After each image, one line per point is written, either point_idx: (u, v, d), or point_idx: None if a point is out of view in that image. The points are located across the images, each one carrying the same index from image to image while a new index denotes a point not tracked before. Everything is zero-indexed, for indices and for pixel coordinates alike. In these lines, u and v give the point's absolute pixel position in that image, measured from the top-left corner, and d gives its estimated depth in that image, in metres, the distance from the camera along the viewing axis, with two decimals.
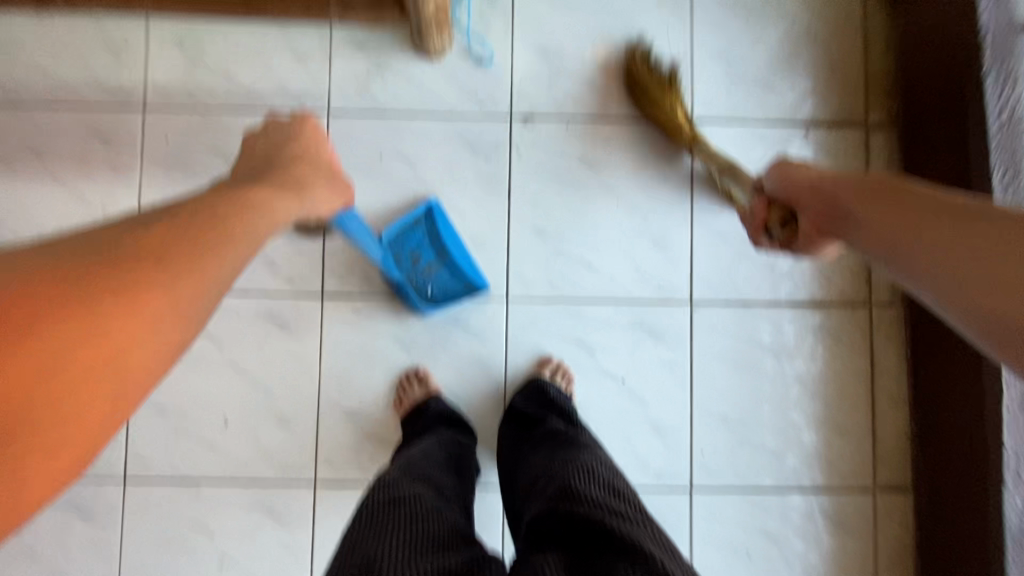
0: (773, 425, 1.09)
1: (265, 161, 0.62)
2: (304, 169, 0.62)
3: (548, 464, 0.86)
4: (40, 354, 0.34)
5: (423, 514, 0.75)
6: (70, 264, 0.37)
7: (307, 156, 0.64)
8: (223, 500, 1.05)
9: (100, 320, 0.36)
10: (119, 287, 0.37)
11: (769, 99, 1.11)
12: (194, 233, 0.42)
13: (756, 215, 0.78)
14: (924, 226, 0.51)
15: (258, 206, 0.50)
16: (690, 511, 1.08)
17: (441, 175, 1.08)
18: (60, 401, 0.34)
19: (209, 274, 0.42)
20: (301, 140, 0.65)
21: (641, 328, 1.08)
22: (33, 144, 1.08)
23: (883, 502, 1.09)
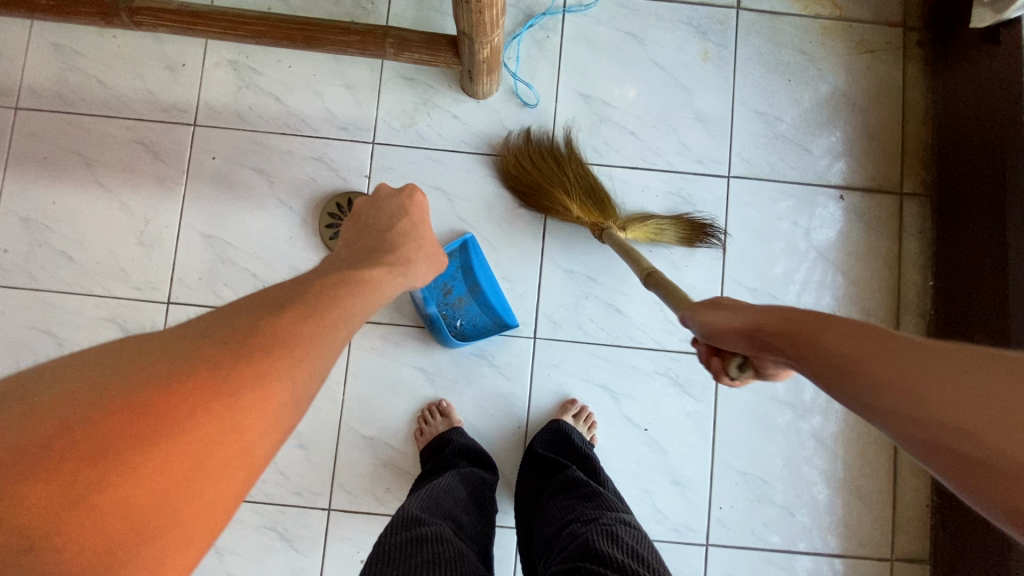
0: (792, 485, 1.08)
1: (376, 233, 0.59)
2: (409, 248, 0.58)
3: (571, 519, 0.87)
4: (154, 474, 0.34)
5: (446, 557, 0.74)
6: (158, 376, 0.37)
7: (415, 231, 0.61)
8: (235, 519, 1.05)
9: (194, 433, 0.36)
10: (213, 396, 0.37)
11: (806, 160, 1.13)
12: (305, 333, 0.42)
13: (702, 359, 0.57)
14: (896, 381, 0.42)
15: (365, 295, 0.48)
16: (704, 567, 1.06)
17: (479, 211, 1.09)
18: (164, 519, 0.34)
19: (308, 380, 0.41)
20: (409, 214, 0.63)
21: (666, 377, 1.08)
22: (82, 151, 1.10)
23: (900, 572, 1.07)
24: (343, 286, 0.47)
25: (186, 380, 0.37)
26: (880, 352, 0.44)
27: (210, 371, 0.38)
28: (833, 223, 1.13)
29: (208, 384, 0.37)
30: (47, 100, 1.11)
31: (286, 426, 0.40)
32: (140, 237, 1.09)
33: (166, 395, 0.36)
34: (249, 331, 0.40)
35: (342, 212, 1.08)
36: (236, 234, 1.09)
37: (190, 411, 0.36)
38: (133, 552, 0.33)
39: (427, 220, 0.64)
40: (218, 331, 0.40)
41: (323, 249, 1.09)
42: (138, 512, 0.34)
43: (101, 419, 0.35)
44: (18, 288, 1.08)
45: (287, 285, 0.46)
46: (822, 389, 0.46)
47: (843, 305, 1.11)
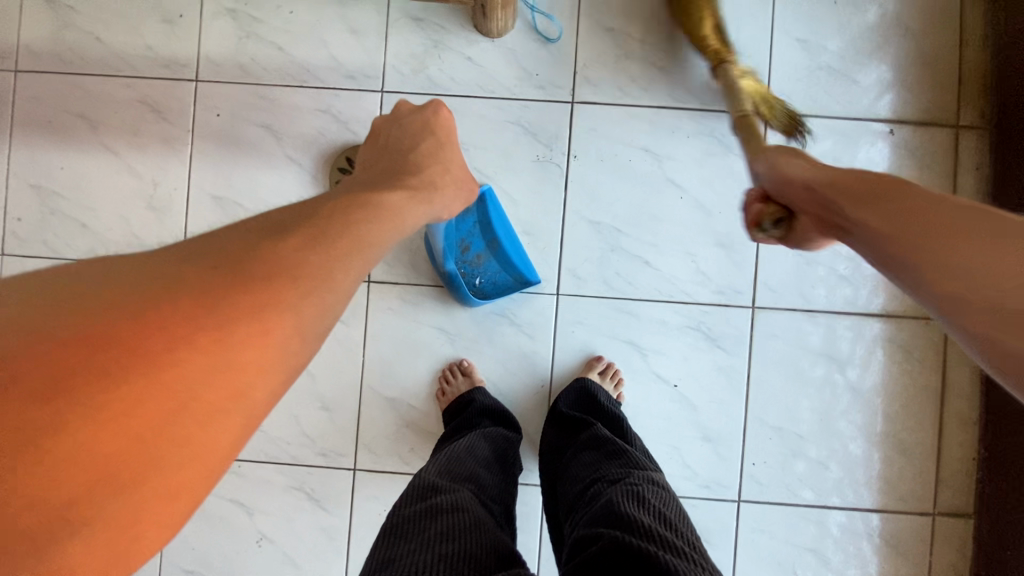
0: (829, 440, 1.04)
1: (395, 154, 0.57)
2: (433, 171, 0.56)
3: (594, 480, 0.84)
4: (134, 412, 0.31)
5: (462, 527, 0.72)
6: (138, 303, 0.33)
7: (439, 154, 0.59)
8: (263, 481, 1.05)
9: (172, 369, 0.32)
10: (197, 327, 0.33)
11: (851, 93, 1.04)
12: (305, 263, 0.38)
13: (747, 205, 0.66)
14: (946, 242, 0.47)
15: (376, 225, 0.44)
16: (736, 523, 1.04)
17: (496, 161, 1.04)
18: (152, 460, 0.32)
19: (310, 320, 0.37)
20: (435, 133, 0.60)
21: (697, 331, 1.03)
22: (85, 112, 1.06)
23: (943, 527, 1.04)
24: (351, 216, 0.43)
25: (170, 311, 0.33)
26: (906, 214, 0.50)
27: (196, 301, 0.34)
28: (879, 162, 1.04)
29: (195, 316, 0.34)
30: (45, 60, 1.07)
31: (288, 365, 0.36)
32: (150, 200, 1.06)
33: (147, 327, 0.33)
34: (241, 260, 0.36)
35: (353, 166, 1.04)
36: (247, 194, 1.05)
37: (177, 345, 0.33)
38: (117, 494, 0.31)
39: (455, 142, 0.61)
40: (206, 257, 0.37)
41: None
42: (121, 452, 0.31)
43: (73, 351, 0.31)
44: (34, 257, 1.07)
45: (284, 212, 0.42)
46: (873, 250, 0.52)
47: None
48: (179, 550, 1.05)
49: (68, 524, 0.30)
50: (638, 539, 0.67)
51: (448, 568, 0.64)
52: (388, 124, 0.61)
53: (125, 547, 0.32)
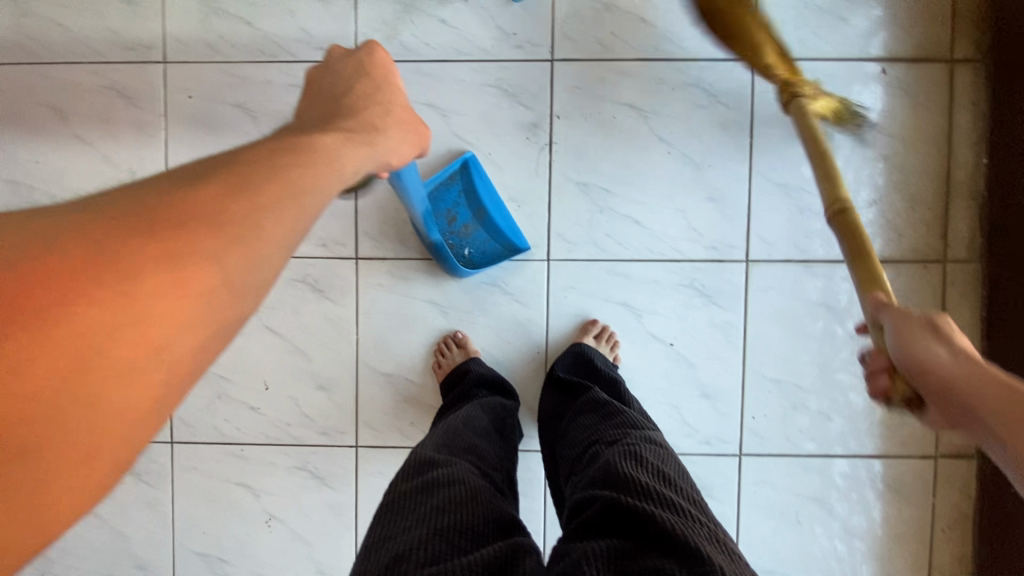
0: (830, 390, 1.04)
1: (330, 101, 0.56)
2: (374, 113, 0.55)
3: (592, 442, 0.85)
4: (32, 371, 0.29)
5: (458, 499, 0.72)
6: (34, 254, 0.31)
7: (379, 96, 0.57)
8: (268, 463, 1.06)
9: (74, 322, 0.30)
10: (105, 280, 0.32)
11: (842, 32, 1.00)
12: (224, 211, 0.36)
13: (873, 374, 0.60)
14: None
15: (312, 169, 0.42)
16: (739, 477, 1.05)
17: (478, 127, 1.01)
18: (56, 421, 0.30)
19: (238, 272, 0.36)
20: (370, 74, 0.59)
21: (691, 288, 1.02)
22: (54, 103, 1.04)
23: (946, 469, 1.04)
24: (278, 162, 0.41)
25: (66, 261, 0.31)
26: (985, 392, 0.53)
27: (99, 252, 0.32)
28: (872, 104, 1.01)
29: (95, 268, 0.32)
30: (8, 51, 1.04)
31: (215, 319, 0.35)
32: None
33: (41, 277, 0.30)
34: (152, 211, 0.35)
35: None
36: None
37: (76, 297, 0.31)
38: (22, 459, 0.29)
39: (396, 84, 0.59)
40: (111, 210, 0.35)
41: None
42: (19, 412, 0.29)
43: None
44: None
45: (202, 164, 0.40)
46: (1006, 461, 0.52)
47: (885, 194, 1.02)
48: (190, 534, 1.07)
49: None
50: (635, 500, 0.68)
51: (446, 544, 0.66)
52: (320, 75, 0.60)
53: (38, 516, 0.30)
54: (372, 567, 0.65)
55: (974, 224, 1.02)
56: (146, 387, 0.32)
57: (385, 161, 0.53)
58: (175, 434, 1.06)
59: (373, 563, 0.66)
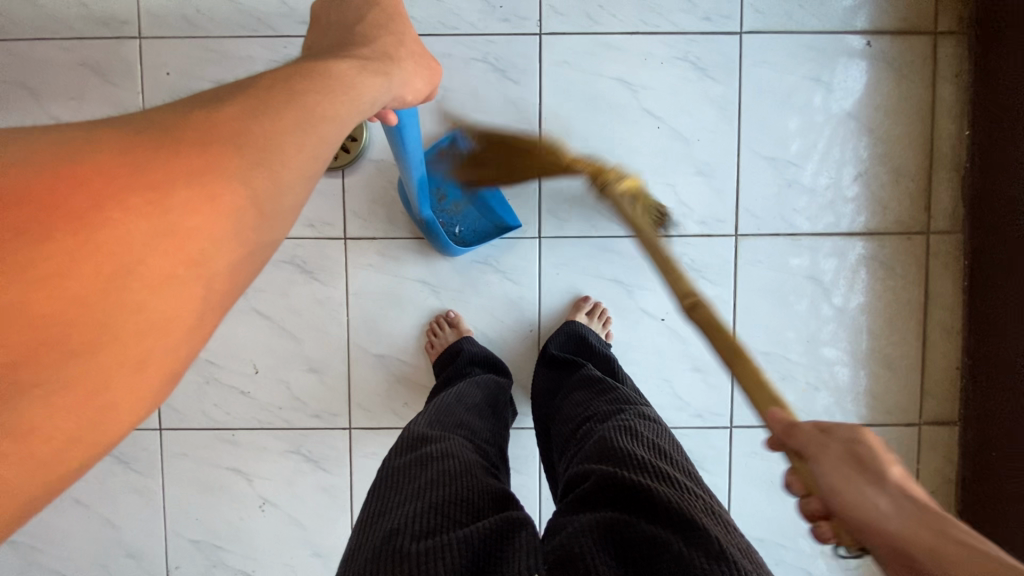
0: (818, 361, 1.05)
1: (342, 33, 0.57)
2: (387, 44, 0.56)
3: (587, 418, 0.85)
4: (71, 273, 0.29)
5: (452, 473, 0.73)
6: (63, 158, 0.31)
7: (392, 27, 0.59)
8: (260, 447, 1.05)
9: (111, 227, 0.30)
10: (139, 187, 0.32)
11: (828, 4, 1.01)
12: (248, 132, 0.37)
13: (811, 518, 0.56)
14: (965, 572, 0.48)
15: (329, 98, 0.43)
16: (730, 449, 1.06)
17: (466, 102, 1.00)
18: (103, 324, 0.30)
19: (265, 193, 0.36)
20: (381, 6, 0.60)
21: (682, 263, 1.02)
22: (24, 81, 1.00)
23: (929, 436, 1.07)
24: (296, 89, 0.41)
25: (100, 169, 0.31)
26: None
27: (129, 160, 0.32)
28: (858, 75, 1.02)
29: (128, 175, 0.32)
30: None
31: (249, 236, 0.36)
32: None
33: (71, 179, 0.30)
34: (177, 129, 0.35)
35: None
36: None
37: (114, 202, 0.31)
38: (68, 360, 0.29)
39: (405, 21, 0.61)
40: (134, 125, 0.35)
41: None
42: (61, 314, 0.29)
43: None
44: None
45: (220, 88, 0.40)
46: None
47: (870, 165, 1.03)
48: (182, 521, 1.06)
49: (17, 384, 0.28)
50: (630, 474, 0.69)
51: (442, 516, 0.66)
52: (328, 7, 0.60)
53: (96, 417, 0.30)
54: (366, 540, 0.65)
55: (956, 195, 1.04)
56: (184, 298, 0.33)
57: (400, 94, 0.55)
58: (164, 420, 1.04)
59: (367, 538, 0.65)
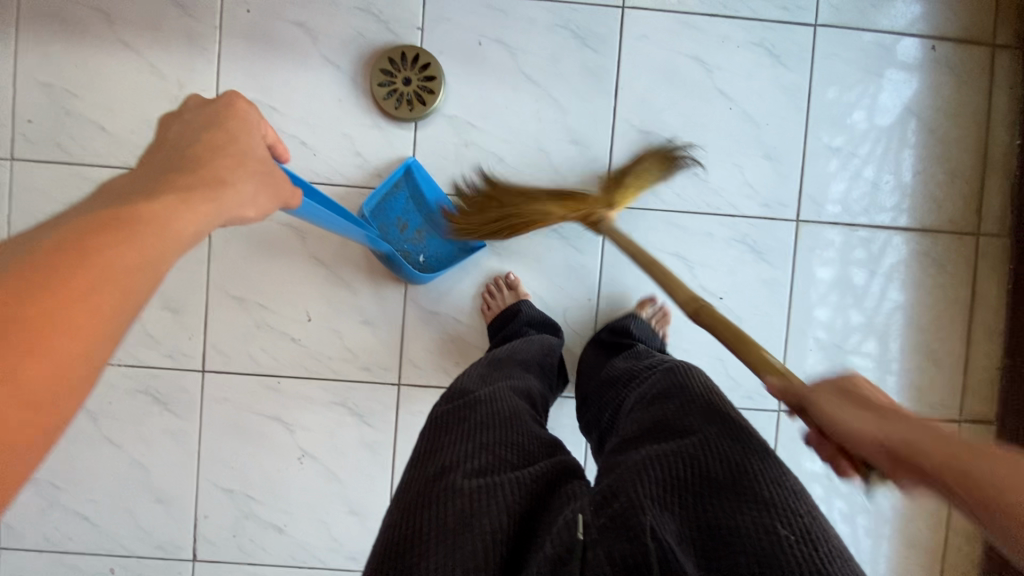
0: (864, 351, 1.08)
1: (175, 147, 0.50)
2: (228, 161, 0.50)
3: (634, 376, 0.83)
4: None
5: (500, 416, 0.70)
6: None
7: (237, 138, 0.53)
8: (305, 397, 1.02)
9: None
10: None
11: (896, 6, 1.05)
12: (136, 232, 0.39)
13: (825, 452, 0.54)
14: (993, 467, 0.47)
15: (135, 245, 0.38)
16: (775, 433, 1.07)
17: (544, 67, 1.01)
18: None
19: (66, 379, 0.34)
20: (227, 119, 0.54)
21: (743, 245, 1.04)
22: (100, 5, 0.98)
23: (968, 432, 1.09)
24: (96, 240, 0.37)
25: None
26: (926, 444, 0.48)
27: None
28: (918, 79, 1.05)
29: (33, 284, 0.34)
30: None
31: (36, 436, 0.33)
32: (175, 102, 1.00)
33: None
34: (82, 229, 0.37)
35: (396, 68, 0.99)
36: (281, 94, 1.00)
37: None
38: None
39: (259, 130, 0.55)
40: None
41: (379, 112, 1.00)
42: None
43: None
44: (49, 161, 0.99)
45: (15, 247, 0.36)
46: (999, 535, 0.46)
47: (926, 166, 1.06)
48: (217, 468, 1.02)
49: None
50: (675, 416, 0.67)
51: (493, 456, 0.64)
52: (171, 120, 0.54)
53: None
54: (416, 477, 0.64)
55: (1007, 200, 1.07)
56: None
57: (240, 215, 0.49)
58: (207, 362, 1.01)
59: (418, 473, 0.65)
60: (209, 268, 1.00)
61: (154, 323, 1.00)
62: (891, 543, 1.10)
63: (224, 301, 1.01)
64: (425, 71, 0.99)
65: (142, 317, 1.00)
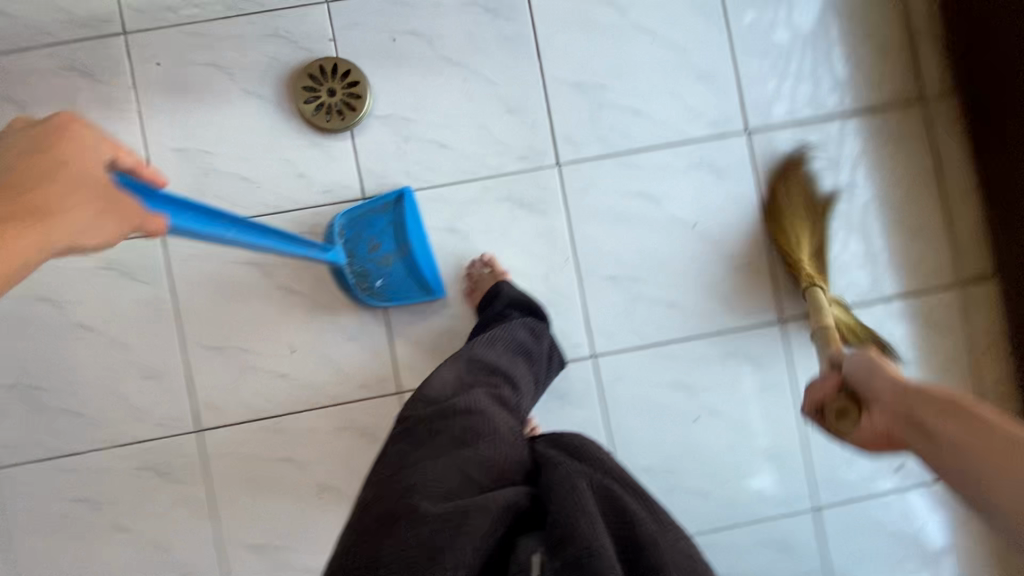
0: (847, 241, 1.07)
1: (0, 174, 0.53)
2: (51, 191, 0.53)
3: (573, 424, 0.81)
4: None
5: (473, 434, 0.71)
6: None
7: (61, 162, 0.54)
8: (308, 430, 0.99)
9: None
10: None
11: None
12: None
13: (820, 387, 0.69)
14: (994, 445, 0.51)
15: None
16: (785, 344, 1.05)
17: (462, 45, 1.01)
18: None
19: None
20: (54, 142, 0.54)
21: (702, 167, 1.04)
22: (9, 94, 0.97)
23: (972, 294, 1.08)
24: None
25: None
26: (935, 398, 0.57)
27: None
28: None
29: None
30: None
31: None
32: None
33: None
34: None
35: (318, 82, 0.98)
36: (211, 136, 0.98)
37: None
38: None
39: (89, 152, 0.55)
40: None
41: (312, 128, 0.99)
42: None
43: None
44: None
45: None
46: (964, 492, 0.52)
47: (855, 48, 1.07)
48: (236, 526, 0.98)
49: None
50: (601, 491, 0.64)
51: (465, 478, 0.66)
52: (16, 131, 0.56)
53: None
54: (386, 490, 0.66)
55: (943, 61, 1.08)
56: None
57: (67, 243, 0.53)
58: (201, 420, 0.98)
59: (388, 486, 0.67)
60: (181, 327, 0.98)
61: (137, 394, 0.97)
62: None
63: (203, 354, 0.98)
64: (347, 79, 0.99)
65: (123, 392, 0.97)
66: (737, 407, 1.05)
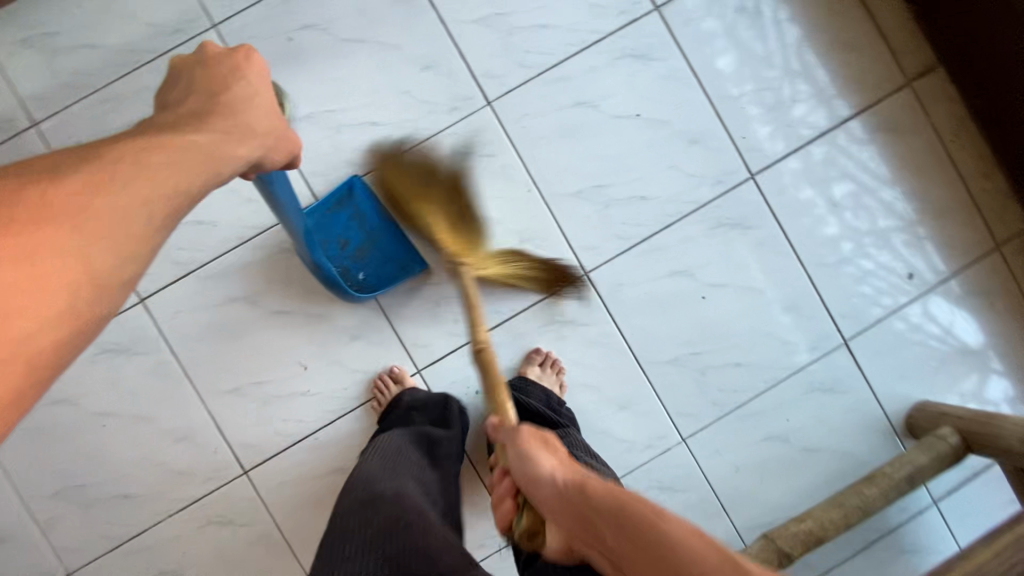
0: (788, 79, 1.07)
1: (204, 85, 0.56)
2: (248, 113, 0.56)
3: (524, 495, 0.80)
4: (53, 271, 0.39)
5: (397, 536, 0.69)
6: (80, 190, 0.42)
7: (249, 85, 0.57)
8: (347, 435, 1.00)
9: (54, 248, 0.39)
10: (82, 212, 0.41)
11: None
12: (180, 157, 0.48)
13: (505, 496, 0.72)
14: None
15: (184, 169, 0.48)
16: (763, 197, 1.06)
17: (357, 21, 1.00)
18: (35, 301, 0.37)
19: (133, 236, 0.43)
20: (245, 75, 0.57)
21: (626, 57, 1.03)
22: None
23: (924, 86, 1.07)
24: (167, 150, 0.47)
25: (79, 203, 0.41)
26: None
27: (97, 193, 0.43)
28: None
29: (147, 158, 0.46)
30: None
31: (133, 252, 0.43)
32: None
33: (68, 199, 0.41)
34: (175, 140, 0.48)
35: None
36: None
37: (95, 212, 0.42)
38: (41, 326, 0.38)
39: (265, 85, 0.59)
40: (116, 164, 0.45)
41: None
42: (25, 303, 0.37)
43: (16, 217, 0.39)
44: None
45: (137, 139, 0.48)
46: None
47: None
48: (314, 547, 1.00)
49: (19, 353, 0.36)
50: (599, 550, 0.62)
51: None
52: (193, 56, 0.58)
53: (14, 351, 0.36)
54: None
55: None
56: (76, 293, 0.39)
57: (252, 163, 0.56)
58: (244, 461, 0.99)
59: None
60: (192, 381, 0.99)
61: (177, 458, 0.98)
62: (923, 221, 1.08)
63: (223, 400, 0.99)
64: None
65: (163, 460, 0.98)
66: (738, 273, 1.06)
